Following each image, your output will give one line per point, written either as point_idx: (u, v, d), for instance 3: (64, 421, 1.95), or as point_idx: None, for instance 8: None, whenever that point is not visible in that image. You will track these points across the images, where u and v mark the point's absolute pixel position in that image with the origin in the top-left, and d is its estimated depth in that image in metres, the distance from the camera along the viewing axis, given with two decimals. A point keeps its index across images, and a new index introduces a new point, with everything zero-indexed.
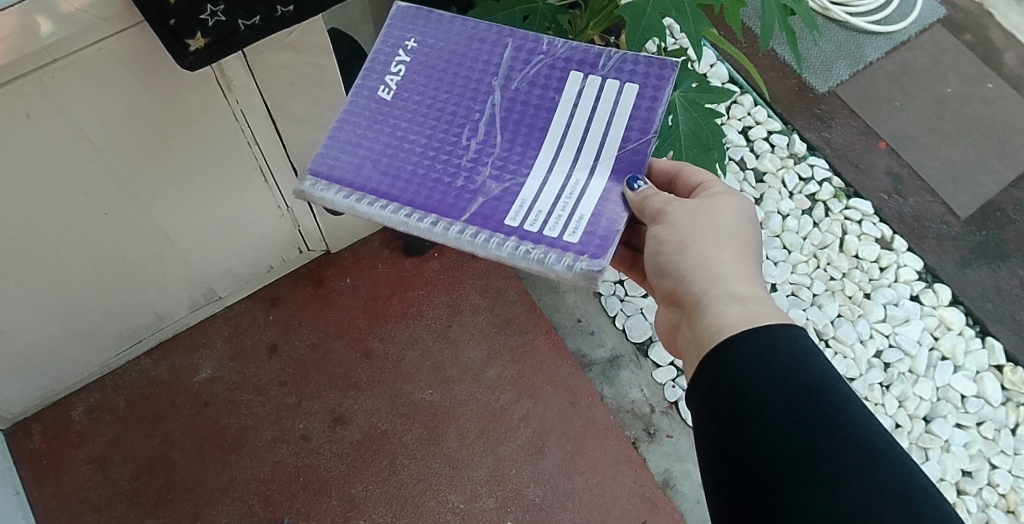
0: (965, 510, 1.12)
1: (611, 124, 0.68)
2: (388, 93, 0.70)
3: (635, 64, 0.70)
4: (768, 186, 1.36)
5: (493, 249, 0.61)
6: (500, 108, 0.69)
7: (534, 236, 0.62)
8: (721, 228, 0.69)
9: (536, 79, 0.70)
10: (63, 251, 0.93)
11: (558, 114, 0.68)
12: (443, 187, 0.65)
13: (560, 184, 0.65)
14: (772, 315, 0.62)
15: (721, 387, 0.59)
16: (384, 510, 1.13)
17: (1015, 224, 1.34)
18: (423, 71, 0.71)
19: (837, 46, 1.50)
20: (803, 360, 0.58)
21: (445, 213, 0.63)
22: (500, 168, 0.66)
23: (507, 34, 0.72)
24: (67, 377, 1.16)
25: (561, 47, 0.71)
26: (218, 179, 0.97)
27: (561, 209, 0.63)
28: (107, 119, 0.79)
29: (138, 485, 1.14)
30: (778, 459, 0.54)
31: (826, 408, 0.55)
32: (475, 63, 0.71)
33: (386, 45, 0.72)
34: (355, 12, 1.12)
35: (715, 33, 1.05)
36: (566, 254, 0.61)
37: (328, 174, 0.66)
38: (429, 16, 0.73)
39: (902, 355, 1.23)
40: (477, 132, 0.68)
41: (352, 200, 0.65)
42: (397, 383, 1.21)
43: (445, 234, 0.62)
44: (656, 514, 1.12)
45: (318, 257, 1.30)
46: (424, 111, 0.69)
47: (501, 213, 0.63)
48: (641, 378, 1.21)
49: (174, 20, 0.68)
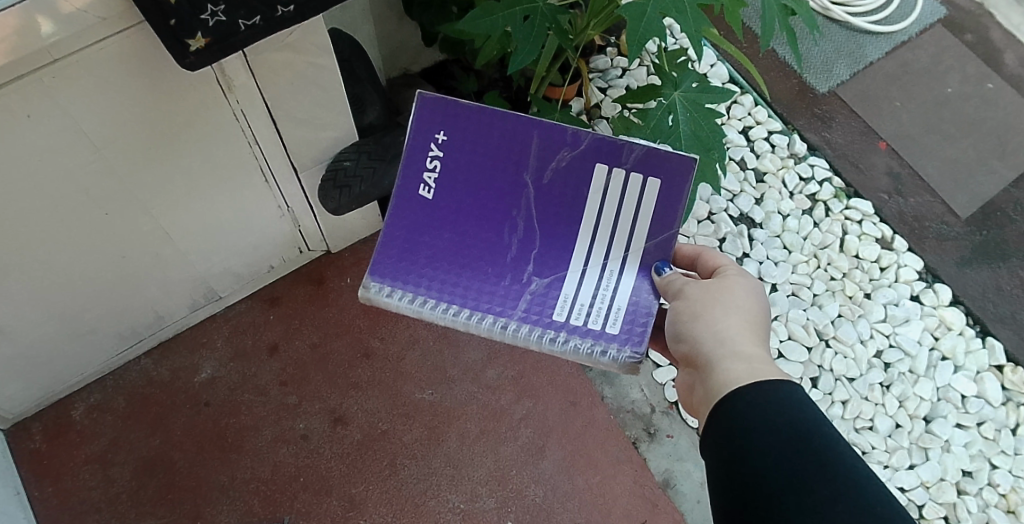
0: (966, 510, 1.12)
1: (637, 218, 0.73)
2: (428, 192, 0.75)
3: (657, 155, 0.72)
4: (768, 186, 1.36)
5: (548, 346, 0.73)
6: (536, 204, 0.73)
7: (580, 330, 0.73)
8: (733, 301, 0.73)
9: (567, 172, 0.73)
10: (64, 252, 0.93)
11: (588, 208, 0.73)
12: (493, 287, 0.74)
13: (596, 282, 0.73)
14: (772, 372, 0.65)
15: (722, 433, 0.64)
16: (384, 510, 1.13)
17: (1015, 224, 1.34)
18: (457, 166, 0.75)
19: (837, 47, 1.50)
20: (796, 407, 0.62)
21: (500, 312, 0.73)
22: (541, 263, 0.73)
23: (533, 124, 0.73)
24: (68, 377, 1.16)
25: (586, 138, 0.72)
26: (218, 178, 0.97)
27: (599, 303, 0.73)
28: (107, 120, 0.79)
29: (139, 485, 1.14)
30: (769, 495, 0.58)
31: (814, 447, 0.59)
32: (507, 155, 0.74)
33: (417, 140, 0.75)
34: (355, 11, 1.14)
35: (716, 33, 1.07)
36: (610, 347, 0.73)
37: (391, 278, 0.74)
38: (454, 107, 0.74)
39: (902, 355, 1.23)
40: (517, 228, 0.74)
41: (417, 304, 0.74)
42: (397, 384, 1.21)
43: (504, 332, 0.73)
44: (656, 514, 1.13)
45: (318, 257, 1.30)
46: (463, 205, 0.74)
47: (547, 310, 0.73)
48: (641, 378, 1.21)
49: (174, 19, 0.69)
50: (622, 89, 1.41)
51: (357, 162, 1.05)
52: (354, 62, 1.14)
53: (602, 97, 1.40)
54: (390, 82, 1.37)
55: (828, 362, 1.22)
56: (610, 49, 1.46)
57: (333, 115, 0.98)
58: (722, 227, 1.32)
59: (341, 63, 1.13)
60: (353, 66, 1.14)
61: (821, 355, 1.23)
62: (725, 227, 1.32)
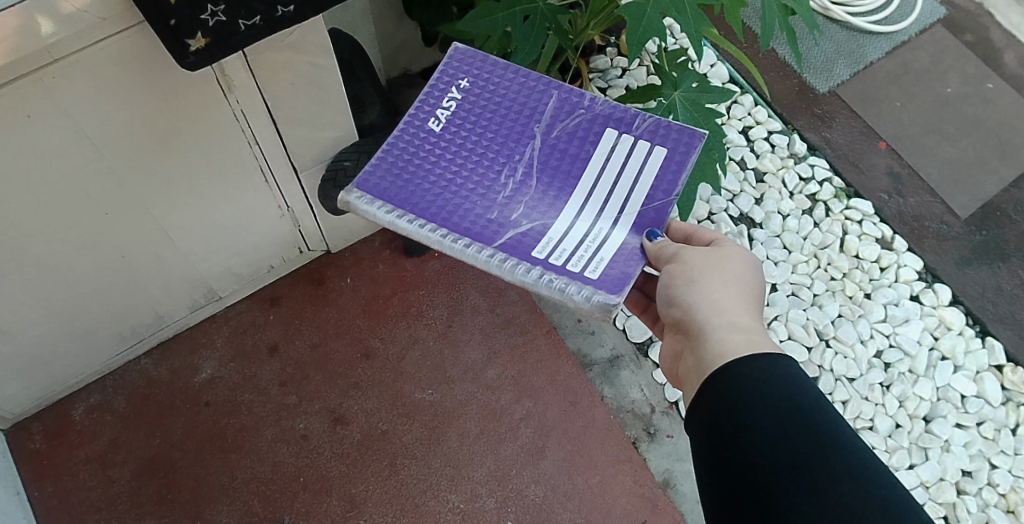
0: (965, 510, 1.12)
1: (637, 182, 0.77)
2: (437, 125, 0.80)
3: (667, 129, 0.79)
4: (768, 186, 1.37)
5: (520, 276, 0.71)
6: (539, 153, 0.79)
7: (557, 268, 0.71)
8: (730, 270, 0.73)
9: (575, 130, 0.80)
10: (63, 251, 0.92)
11: (591, 164, 0.78)
12: (478, 217, 0.74)
13: (584, 229, 0.74)
14: (769, 345, 0.66)
15: (717, 408, 0.63)
16: (384, 510, 1.13)
17: (1014, 224, 1.34)
18: (471, 110, 0.82)
19: (837, 47, 1.50)
20: (795, 386, 0.62)
21: (476, 238, 0.73)
22: (532, 206, 0.75)
23: (553, 87, 0.82)
24: (68, 377, 1.16)
25: (601, 104, 0.81)
26: (218, 178, 0.97)
27: (583, 251, 0.72)
28: (106, 120, 0.79)
29: (139, 485, 1.14)
30: (767, 473, 0.58)
31: (814, 428, 0.59)
32: (521, 110, 0.82)
33: (441, 81, 0.83)
34: (355, 11, 1.15)
35: (716, 32, 1.08)
36: (584, 286, 0.70)
37: (374, 190, 0.76)
38: (484, 62, 0.84)
39: (902, 355, 1.23)
40: (514, 175, 0.77)
41: (393, 216, 0.74)
42: (397, 383, 1.21)
43: (476, 256, 0.72)
44: (656, 514, 1.12)
45: (318, 257, 1.30)
46: (466, 144, 0.79)
47: (528, 246, 0.72)
48: (641, 378, 1.22)
49: (174, 20, 0.68)
50: (622, 89, 1.41)
51: (356, 163, 1.04)
52: (354, 61, 1.14)
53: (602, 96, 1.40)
54: (390, 82, 1.36)
55: (828, 362, 1.22)
56: (610, 49, 1.46)
57: (333, 115, 0.98)
58: (722, 227, 1.32)
59: (341, 62, 1.13)
60: (353, 66, 1.14)
61: (821, 355, 1.23)
62: (725, 226, 1.32)
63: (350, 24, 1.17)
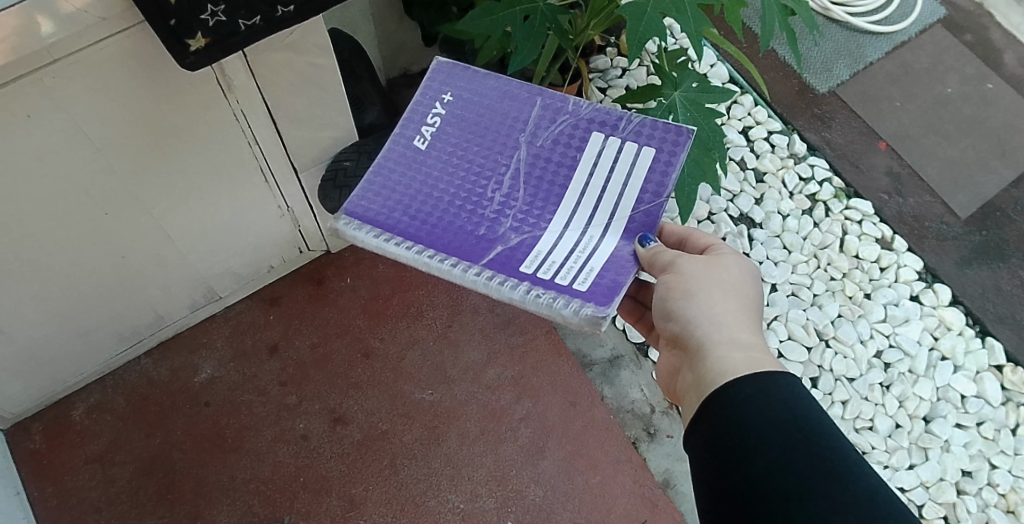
0: (966, 510, 1.12)
1: (625, 186, 0.77)
2: (422, 142, 0.81)
3: (654, 128, 0.78)
4: (767, 186, 1.37)
5: (507, 292, 0.70)
6: (525, 163, 0.79)
7: (545, 282, 0.70)
8: (729, 282, 0.73)
9: (559, 137, 0.80)
10: (63, 251, 0.92)
11: (577, 172, 0.78)
12: (467, 234, 0.74)
13: (573, 240, 0.74)
14: (771, 363, 0.66)
15: (719, 430, 0.63)
16: (384, 510, 1.12)
17: (1014, 224, 1.34)
18: (457, 124, 0.82)
19: (837, 46, 1.50)
20: (798, 405, 0.62)
21: (464, 256, 0.72)
22: (520, 221, 0.75)
23: (537, 93, 0.82)
24: (68, 377, 1.16)
25: (585, 108, 0.81)
26: (217, 178, 0.97)
27: (572, 262, 0.72)
28: (105, 120, 0.79)
29: (138, 485, 1.14)
30: (772, 498, 0.57)
31: (819, 450, 0.59)
32: (506, 120, 0.82)
33: (425, 96, 0.83)
34: (355, 11, 1.15)
35: (716, 33, 1.08)
36: (573, 300, 0.68)
37: (362, 214, 0.75)
38: (466, 73, 0.84)
39: (902, 355, 1.23)
40: (501, 188, 0.78)
41: (380, 239, 0.74)
42: (397, 383, 1.21)
43: (464, 275, 0.71)
44: (656, 514, 1.12)
45: (319, 257, 1.30)
46: (453, 160, 0.80)
47: (517, 261, 0.72)
48: (641, 378, 1.22)
49: (174, 19, 0.68)
50: (622, 89, 1.41)
51: (357, 163, 1.04)
52: (354, 62, 1.15)
53: (602, 97, 1.40)
54: (390, 82, 1.37)
55: (828, 362, 1.22)
56: (610, 49, 1.46)
57: (333, 115, 0.98)
58: (722, 227, 1.32)
59: (342, 63, 1.14)
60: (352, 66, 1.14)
61: (821, 355, 1.23)
62: (725, 227, 1.32)
63: (350, 24, 1.17)
